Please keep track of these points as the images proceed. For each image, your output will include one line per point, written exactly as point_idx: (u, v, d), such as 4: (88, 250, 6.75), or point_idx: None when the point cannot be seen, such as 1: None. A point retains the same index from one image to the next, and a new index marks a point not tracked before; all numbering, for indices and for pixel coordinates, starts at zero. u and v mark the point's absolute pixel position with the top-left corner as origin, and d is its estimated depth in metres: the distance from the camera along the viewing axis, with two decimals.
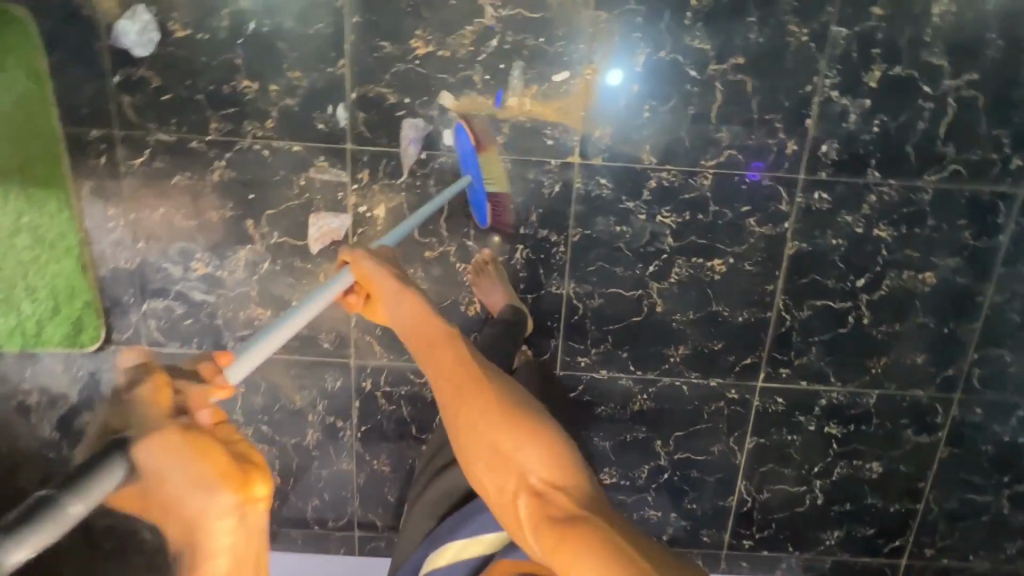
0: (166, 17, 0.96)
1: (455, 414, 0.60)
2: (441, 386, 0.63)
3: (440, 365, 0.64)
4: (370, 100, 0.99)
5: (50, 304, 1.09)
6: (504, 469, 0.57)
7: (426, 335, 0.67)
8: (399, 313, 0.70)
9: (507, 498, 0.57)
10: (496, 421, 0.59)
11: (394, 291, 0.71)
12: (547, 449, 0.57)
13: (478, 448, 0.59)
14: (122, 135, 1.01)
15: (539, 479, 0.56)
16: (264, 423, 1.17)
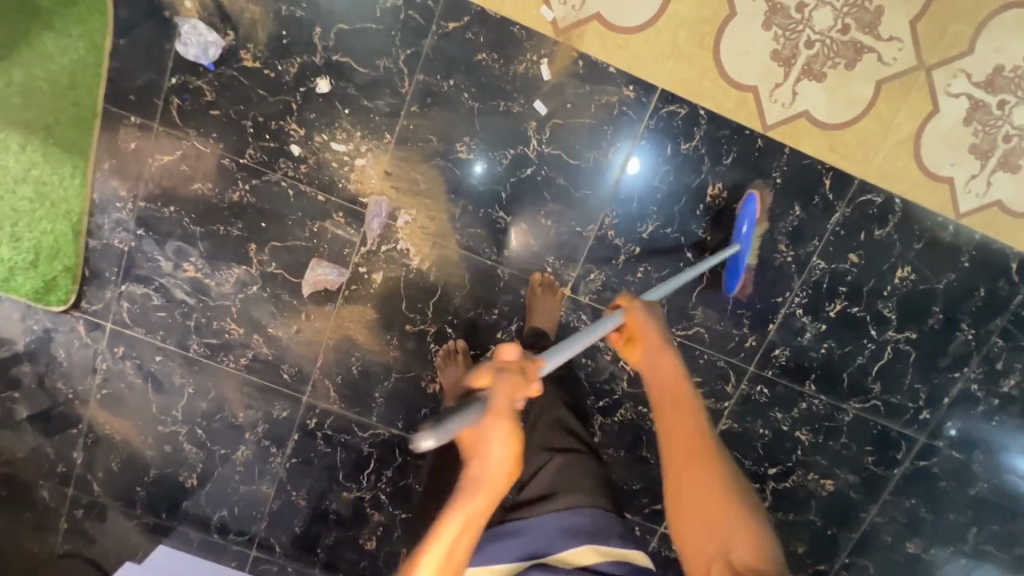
0: (241, 45, 1.00)
1: (676, 475, 0.73)
2: (670, 445, 0.75)
3: (669, 424, 0.76)
4: (402, 181, 1.05)
5: (28, 256, 1.09)
6: (710, 536, 0.69)
7: (678, 392, 0.78)
8: (655, 365, 0.82)
9: (705, 564, 0.68)
10: (704, 481, 0.72)
11: (657, 349, 0.83)
12: (711, 495, 0.71)
13: (691, 509, 0.71)
14: (159, 130, 1.04)
15: (736, 556, 0.66)
16: (200, 428, 1.19)
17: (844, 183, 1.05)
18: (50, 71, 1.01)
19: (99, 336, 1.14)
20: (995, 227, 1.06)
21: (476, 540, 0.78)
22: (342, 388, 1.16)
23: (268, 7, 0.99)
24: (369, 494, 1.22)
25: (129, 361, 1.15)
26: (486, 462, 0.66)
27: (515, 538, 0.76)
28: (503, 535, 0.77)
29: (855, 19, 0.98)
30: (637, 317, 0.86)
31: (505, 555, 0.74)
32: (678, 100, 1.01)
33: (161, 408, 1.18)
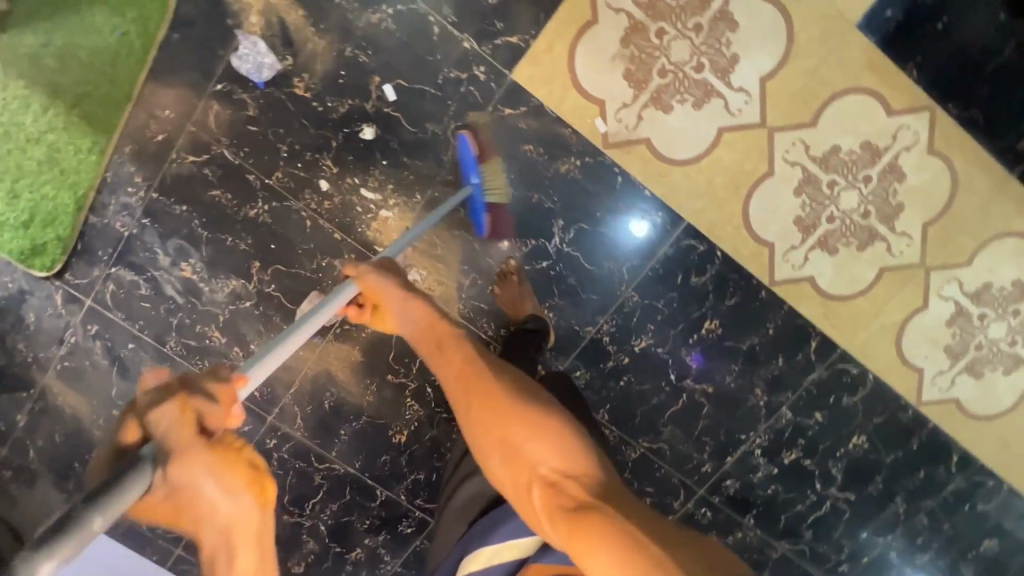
0: (296, 72, 0.99)
1: (469, 417, 0.71)
2: (451, 389, 0.74)
3: (446, 368, 0.75)
4: (420, 241, 1.06)
5: (21, 216, 1.05)
6: (521, 468, 0.64)
7: (481, 400, 0.70)
8: (409, 319, 0.80)
9: (524, 492, 0.64)
10: (498, 414, 0.68)
11: (404, 300, 0.79)
12: (541, 429, 0.66)
13: (489, 442, 0.68)
14: (190, 130, 1.02)
15: (547, 472, 0.63)
16: None
17: (827, 348, 1.11)
18: (94, 45, 0.98)
19: (75, 309, 1.11)
20: (947, 420, 1.14)
21: (497, 515, 0.72)
22: (309, 417, 1.17)
23: (333, 46, 0.98)
24: (309, 522, 1.23)
25: (100, 342, 1.13)
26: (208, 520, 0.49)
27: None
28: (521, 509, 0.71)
29: (876, 207, 1.04)
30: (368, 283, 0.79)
31: (527, 529, 0.69)
32: (699, 237, 1.06)
33: (120, 394, 1.16)
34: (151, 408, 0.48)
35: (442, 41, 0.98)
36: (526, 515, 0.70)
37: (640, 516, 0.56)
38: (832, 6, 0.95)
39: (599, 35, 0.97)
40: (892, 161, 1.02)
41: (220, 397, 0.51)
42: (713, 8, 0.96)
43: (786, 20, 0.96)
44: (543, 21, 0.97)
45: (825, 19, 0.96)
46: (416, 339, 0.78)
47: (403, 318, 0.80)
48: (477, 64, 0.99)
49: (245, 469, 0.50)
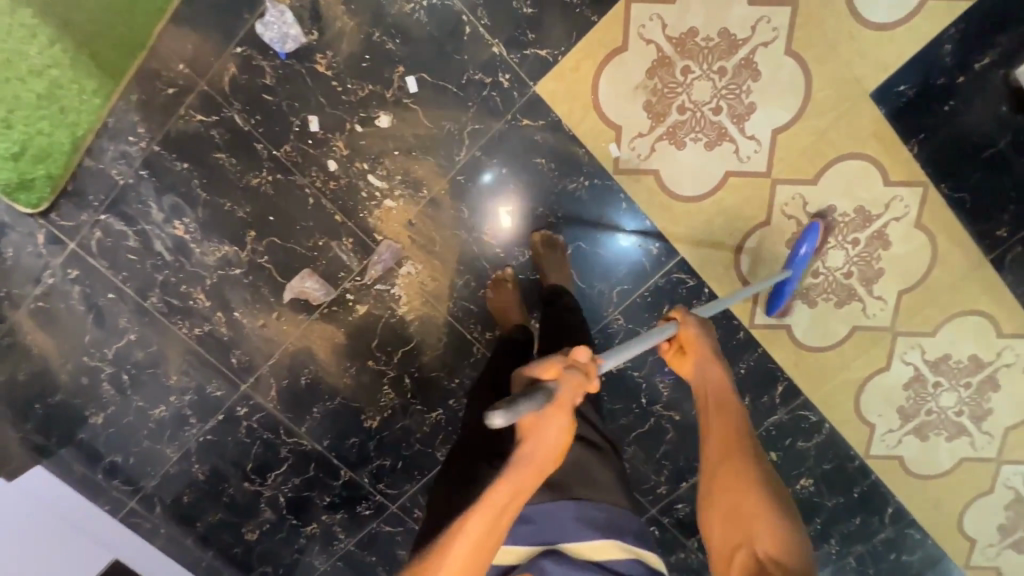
0: (320, 49, 0.98)
1: (715, 463, 0.75)
2: (712, 438, 0.77)
3: (714, 427, 0.78)
4: (420, 236, 1.07)
5: (10, 149, 1.00)
6: (736, 526, 0.67)
7: (721, 398, 0.80)
8: (708, 379, 0.83)
9: (730, 544, 0.67)
10: (740, 486, 0.70)
11: (710, 377, 0.83)
12: (744, 484, 0.70)
13: (722, 496, 0.71)
14: (202, 89, 1.00)
15: (761, 547, 0.63)
16: (127, 374, 1.16)
17: (791, 393, 1.17)
18: None
19: (56, 251, 1.08)
20: (889, 475, 1.21)
21: None
22: (284, 391, 1.17)
23: (361, 28, 0.97)
24: (269, 492, 1.24)
25: (79, 287, 1.10)
26: (541, 444, 0.61)
27: (528, 523, 0.70)
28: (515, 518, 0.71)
29: (858, 269, 1.08)
30: (688, 330, 0.84)
31: (523, 537, 0.69)
32: (690, 273, 1.09)
33: (93, 342, 1.14)
34: (544, 369, 0.64)
35: (471, 42, 0.98)
36: (520, 526, 0.70)
37: None
38: (851, 73, 0.98)
39: (626, 62, 0.98)
40: (881, 228, 1.06)
41: (560, 398, 0.62)
42: (739, 55, 0.97)
43: (806, 79, 0.99)
44: (573, 39, 0.97)
45: (842, 84, 0.99)
46: (528, 461, 0.61)
47: (699, 373, 0.84)
48: (503, 70, 0.99)
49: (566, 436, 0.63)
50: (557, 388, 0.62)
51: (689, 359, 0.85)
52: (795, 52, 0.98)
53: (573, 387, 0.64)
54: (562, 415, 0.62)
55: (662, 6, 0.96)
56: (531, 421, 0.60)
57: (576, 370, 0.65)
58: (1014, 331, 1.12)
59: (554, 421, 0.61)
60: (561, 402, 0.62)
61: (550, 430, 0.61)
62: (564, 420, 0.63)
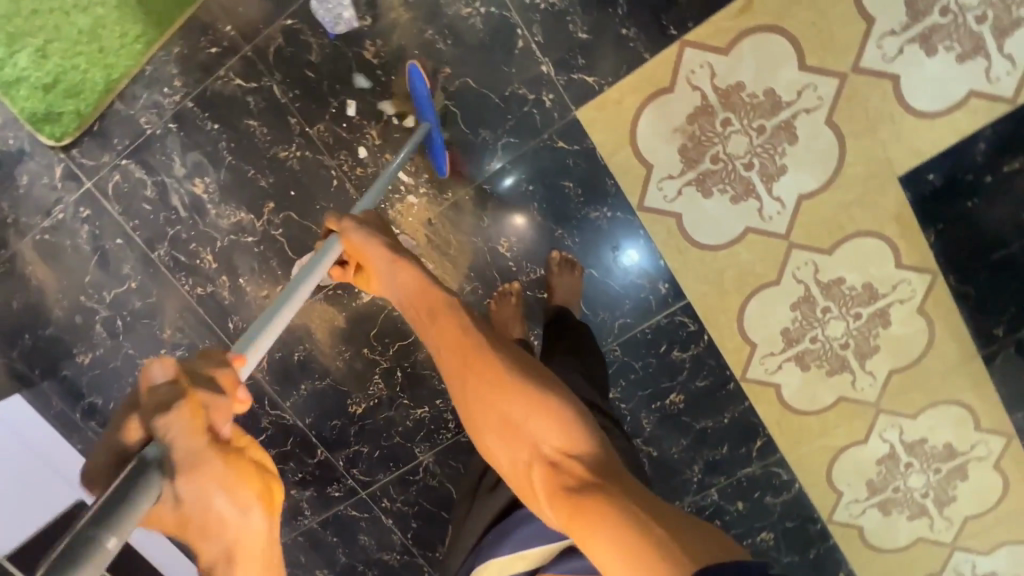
0: (370, 36, 0.97)
1: (464, 392, 0.74)
2: (448, 366, 0.76)
3: (443, 340, 0.77)
4: (437, 236, 1.07)
5: (45, 79, 1.00)
6: (512, 436, 0.69)
7: (460, 342, 0.75)
8: (393, 286, 0.81)
9: (522, 470, 0.68)
10: (499, 391, 0.71)
11: (391, 267, 0.79)
12: (506, 391, 0.70)
13: (484, 421, 0.72)
14: (246, 54, 0.99)
15: (551, 450, 0.66)
16: (121, 320, 1.16)
17: (768, 449, 1.19)
18: None
19: (71, 188, 1.08)
20: (847, 543, 1.24)
21: (504, 527, 0.76)
22: (275, 363, 1.17)
23: (414, 22, 0.97)
24: None
25: (88, 227, 1.10)
26: (226, 527, 0.45)
27: (539, 522, 0.71)
28: (525, 521, 0.73)
29: (855, 342, 1.11)
30: (350, 240, 0.79)
31: (534, 537, 0.70)
32: (692, 316, 1.11)
33: (93, 283, 1.13)
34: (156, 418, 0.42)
35: (520, 56, 0.98)
36: (531, 527, 0.72)
37: (636, 492, 0.60)
38: (885, 153, 1.00)
39: (670, 104, 0.99)
40: (884, 308, 1.08)
41: (222, 382, 0.49)
42: (781, 117, 0.98)
43: (841, 152, 1.00)
44: (622, 72, 0.97)
45: (875, 163, 1.00)
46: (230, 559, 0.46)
47: (388, 282, 0.81)
48: (548, 90, 0.99)
49: (257, 478, 0.47)
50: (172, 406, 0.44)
51: (370, 275, 0.82)
52: (836, 124, 0.99)
53: (207, 424, 0.45)
54: (229, 406, 0.47)
55: (714, 56, 0.96)
56: (162, 517, 0.44)
57: (212, 388, 0.47)
58: (992, 427, 1.15)
59: (221, 417, 0.46)
60: (189, 467, 0.43)
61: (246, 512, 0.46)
62: (200, 432, 0.44)
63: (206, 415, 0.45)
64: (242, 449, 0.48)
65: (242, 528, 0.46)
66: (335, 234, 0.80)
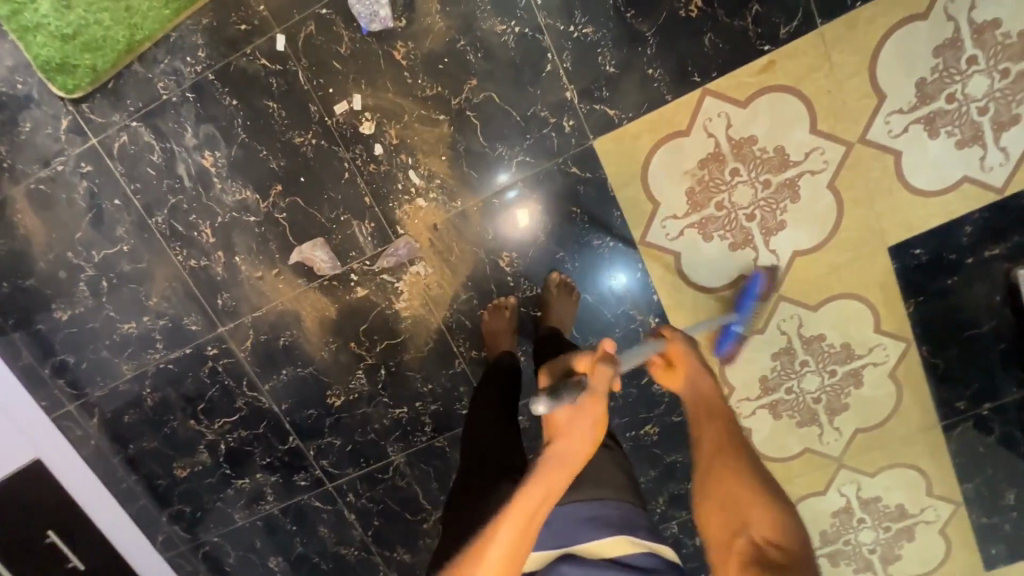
0: (403, 37, 0.98)
1: (698, 477, 0.69)
2: (704, 441, 0.72)
3: (703, 431, 0.73)
4: (440, 242, 1.08)
5: (64, 29, 0.99)
6: (728, 509, 0.63)
7: (708, 406, 0.75)
8: (694, 388, 0.78)
9: (723, 534, 0.62)
10: (734, 480, 0.65)
11: (693, 370, 0.79)
12: (723, 456, 0.67)
13: (708, 491, 0.67)
14: (275, 37, 0.99)
15: (760, 535, 0.59)
16: (107, 282, 1.14)
17: None
18: None
19: (75, 142, 1.06)
20: None
21: None
22: (259, 345, 1.17)
23: (448, 31, 0.98)
24: (212, 436, 1.24)
25: (87, 183, 1.08)
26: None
27: (540, 526, 0.71)
28: None
29: (826, 398, 1.15)
30: (675, 344, 0.81)
31: (532, 542, 0.70)
32: None
33: (84, 240, 1.11)
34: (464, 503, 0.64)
35: (547, 79, 0.99)
36: None
37: None
38: (879, 223, 1.04)
39: (684, 146, 1.01)
40: (858, 369, 1.13)
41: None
42: (786, 175, 1.02)
43: (839, 216, 1.04)
44: (643, 110, 1.00)
45: (868, 231, 1.05)
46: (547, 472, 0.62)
47: (691, 386, 0.78)
48: (569, 116, 1.01)
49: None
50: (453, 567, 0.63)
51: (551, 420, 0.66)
52: (837, 189, 1.03)
53: (554, 373, 0.71)
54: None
55: (732, 107, 0.99)
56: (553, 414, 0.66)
57: (574, 370, 0.70)
58: (943, 494, 1.20)
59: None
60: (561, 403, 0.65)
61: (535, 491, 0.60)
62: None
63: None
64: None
65: (551, 450, 0.64)
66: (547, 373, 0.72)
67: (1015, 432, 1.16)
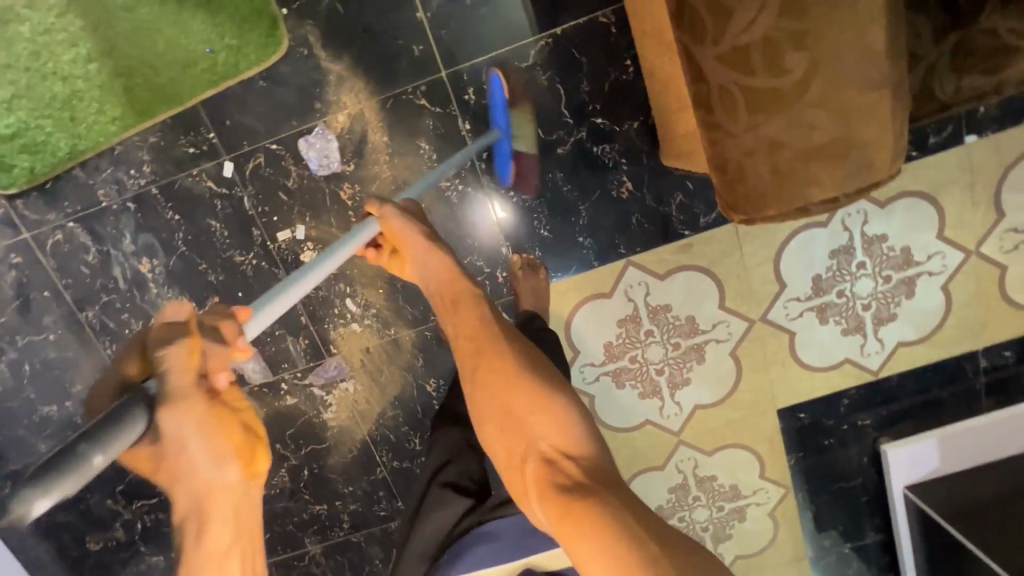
0: (350, 179, 1.01)
1: (479, 391, 0.64)
2: (490, 423, 0.63)
3: (459, 324, 0.70)
4: (371, 364, 1.13)
5: (3, 129, 0.98)
6: (509, 425, 0.61)
7: (451, 292, 0.72)
8: (426, 273, 0.74)
9: (516, 462, 0.60)
10: (507, 385, 0.62)
11: (470, 306, 0.71)
12: (492, 347, 0.66)
13: (489, 407, 0.63)
14: (222, 163, 1.00)
15: (550, 451, 0.58)
16: (30, 365, 1.13)
17: None
18: (175, 41, 0.94)
19: (6, 234, 1.04)
20: None
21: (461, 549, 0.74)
22: None
23: (394, 178, 1.01)
24: (128, 515, 1.26)
25: (15, 273, 1.07)
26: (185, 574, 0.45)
27: (498, 542, 0.78)
28: None
29: (714, 527, 1.27)
30: (389, 224, 0.72)
31: (497, 555, 0.78)
32: None
33: (8, 325, 1.10)
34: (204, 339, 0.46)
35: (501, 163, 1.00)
36: None
37: (636, 500, 0.53)
38: (772, 387, 1.16)
39: (605, 306, 1.10)
40: (743, 506, 1.25)
41: (226, 336, 0.49)
42: (695, 340, 1.12)
43: (738, 379, 1.15)
44: (572, 270, 1.07)
45: (762, 393, 1.16)
46: (198, 507, 0.45)
47: (419, 269, 0.74)
48: (503, 268, 1.06)
49: (236, 430, 0.46)
50: (211, 379, 0.46)
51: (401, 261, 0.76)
52: (738, 357, 1.13)
53: (212, 364, 0.46)
54: (227, 357, 0.48)
55: (652, 278, 1.08)
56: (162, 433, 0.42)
57: (215, 337, 0.48)
58: None
59: (221, 366, 0.47)
60: (175, 399, 0.42)
61: (191, 452, 0.43)
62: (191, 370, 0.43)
63: (205, 361, 0.46)
64: (230, 410, 0.46)
65: (209, 478, 0.45)
66: (375, 220, 0.72)
67: (870, 568, 1.31)
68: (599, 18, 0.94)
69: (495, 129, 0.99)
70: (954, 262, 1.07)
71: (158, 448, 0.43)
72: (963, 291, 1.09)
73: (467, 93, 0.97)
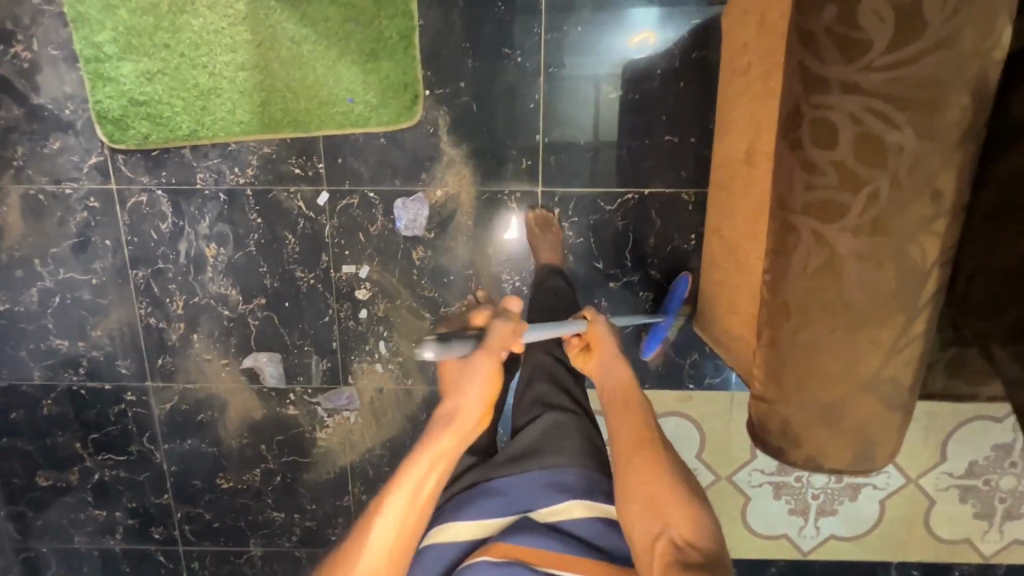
0: (426, 244, 1.11)
1: (618, 472, 0.70)
2: (624, 438, 0.73)
3: (623, 425, 0.75)
4: (378, 403, 1.20)
5: (136, 94, 1.05)
6: (645, 505, 0.65)
7: (637, 438, 0.73)
8: (608, 369, 0.84)
9: (642, 542, 0.63)
10: (650, 463, 0.69)
11: (638, 411, 0.76)
12: (647, 451, 0.70)
13: (630, 483, 0.68)
14: (320, 191, 1.09)
15: (677, 534, 0.61)
16: (61, 298, 1.16)
17: None
18: (324, 81, 1.04)
19: (95, 179, 1.10)
20: None
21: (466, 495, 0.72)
22: (177, 411, 1.23)
23: (464, 256, 1.12)
24: (89, 464, 1.27)
25: (87, 214, 1.12)
26: (462, 399, 0.69)
27: (503, 493, 0.71)
28: (490, 490, 0.71)
29: None
30: (597, 329, 0.88)
31: (495, 510, 0.69)
32: None
33: (57, 256, 1.14)
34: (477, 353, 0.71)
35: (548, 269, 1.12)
36: (493, 497, 0.71)
37: None
38: None
39: None
40: None
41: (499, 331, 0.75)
42: None
43: None
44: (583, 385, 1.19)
45: None
46: (450, 421, 0.68)
47: (602, 374, 0.85)
48: None
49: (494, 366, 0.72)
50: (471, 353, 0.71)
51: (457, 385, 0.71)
52: None
53: (500, 339, 0.74)
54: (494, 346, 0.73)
55: None
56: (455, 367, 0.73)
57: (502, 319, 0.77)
58: None
59: (489, 354, 0.72)
60: (486, 346, 0.72)
61: (473, 388, 0.69)
62: (494, 350, 0.73)
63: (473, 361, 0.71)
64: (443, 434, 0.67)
65: (465, 404, 0.69)
66: (587, 320, 0.90)
67: None
68: (683, 194, 1.08)
69: (564, 250, 1.11)
70: (896, 484, 1.23)
71: (462, 381, 0.70)
72: (895, 510, 1.25)
73: (552, 212, 1.10)
